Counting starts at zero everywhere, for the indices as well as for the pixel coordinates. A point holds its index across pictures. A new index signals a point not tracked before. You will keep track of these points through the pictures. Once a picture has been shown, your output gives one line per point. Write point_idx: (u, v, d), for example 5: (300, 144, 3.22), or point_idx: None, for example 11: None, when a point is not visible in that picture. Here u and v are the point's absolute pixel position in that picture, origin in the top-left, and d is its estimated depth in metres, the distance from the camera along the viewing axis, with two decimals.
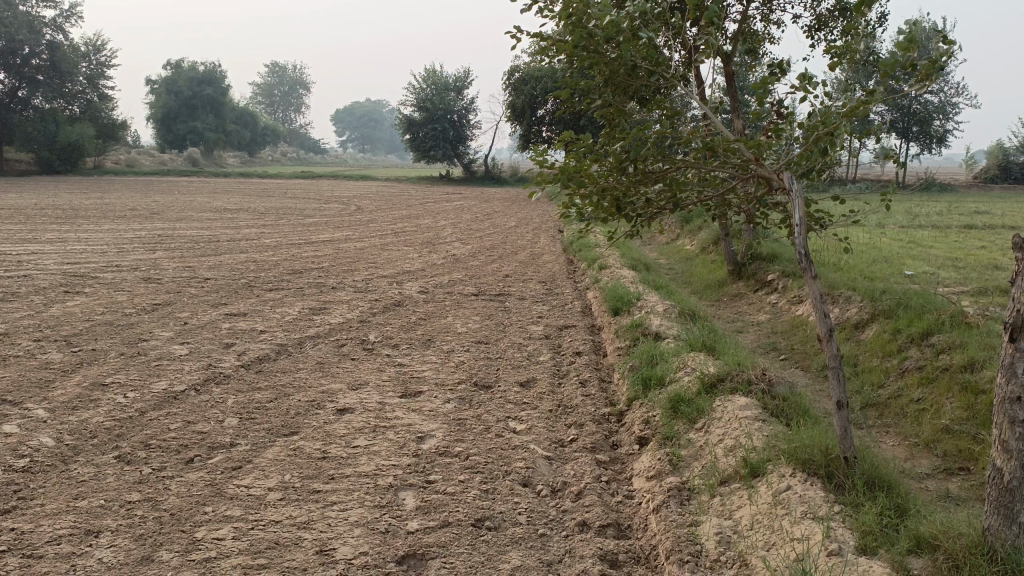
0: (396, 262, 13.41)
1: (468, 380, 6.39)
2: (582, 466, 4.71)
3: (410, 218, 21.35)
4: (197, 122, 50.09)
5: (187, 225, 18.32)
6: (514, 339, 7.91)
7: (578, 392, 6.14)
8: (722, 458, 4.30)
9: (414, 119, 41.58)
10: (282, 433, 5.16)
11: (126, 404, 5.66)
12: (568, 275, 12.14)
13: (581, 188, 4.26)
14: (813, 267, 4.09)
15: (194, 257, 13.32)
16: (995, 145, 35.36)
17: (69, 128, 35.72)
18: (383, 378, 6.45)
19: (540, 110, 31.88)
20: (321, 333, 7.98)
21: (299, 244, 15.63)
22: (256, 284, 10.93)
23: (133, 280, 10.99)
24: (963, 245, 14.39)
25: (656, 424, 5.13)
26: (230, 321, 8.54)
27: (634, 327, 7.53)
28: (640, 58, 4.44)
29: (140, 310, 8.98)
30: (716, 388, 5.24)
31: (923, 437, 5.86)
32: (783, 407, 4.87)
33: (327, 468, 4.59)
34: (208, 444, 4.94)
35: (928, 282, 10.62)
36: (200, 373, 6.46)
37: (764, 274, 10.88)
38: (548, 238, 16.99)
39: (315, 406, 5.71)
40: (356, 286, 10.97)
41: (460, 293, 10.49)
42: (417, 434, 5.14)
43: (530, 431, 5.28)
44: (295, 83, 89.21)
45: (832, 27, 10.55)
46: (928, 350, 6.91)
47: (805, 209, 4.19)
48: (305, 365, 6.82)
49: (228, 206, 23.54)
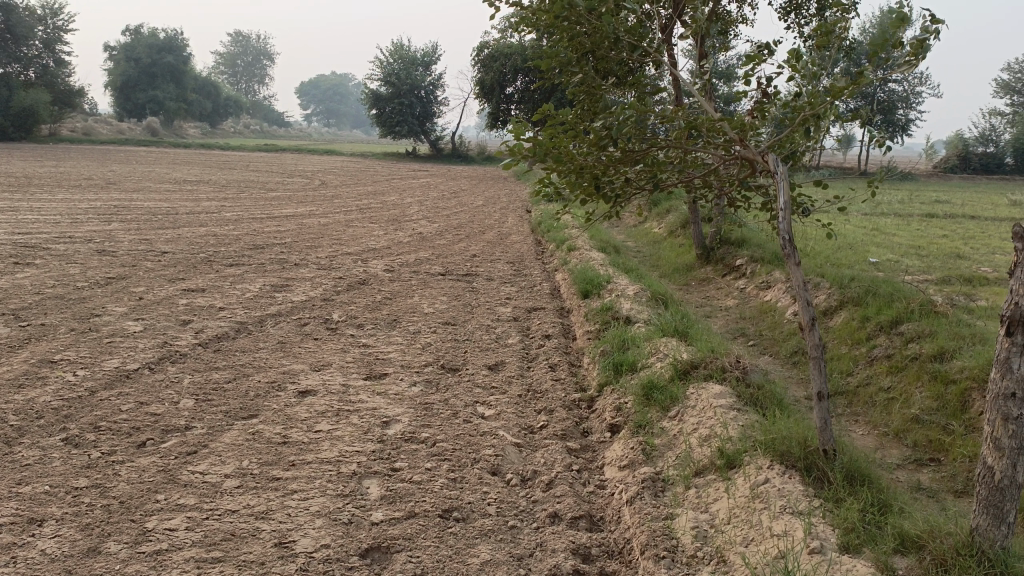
0: (360, 239, 13.13)
1: (435, 362, 6.22)
2: (552, 454, 4.58)
3: (375, 195, 21.02)
4: (157, 91, 48.83)
5: (145, 196, 17.81)
6: (482, 320, 7.75)
7: (548, 376, 6.00)
8: (696, 448, 4.18)
9: (381, 93, 40.97)
10: (240, 416, 4.95)
11: (75, 383, 5.39)
12: (536, 256, 11.98)
13: (559, 165, 4.08)
14: (797, 253, 3.96)
15: (151, 230, 12.92)
16: (955, 136, 35.87)
17: (23, 93, 34.54)
18: (347, 359, 6.25)
19: (509, 88, 31.57)
20: (283, 311, 7.74)
21: (261, 219, 15.26)
22: (216, 259, 10.60)
23: (87, 252, 10.59)
24: (925, 234, 14.51)
25: (628, 411, 5.01)
26: (188, 297, 8.25)
27: (604, 310, 7.41)
28: (621, 31, 4.32)
29: (93, 284, 8.65)
30: (689, 375, 5.13)
31: (893, 427, 5.83)
32: (757, 395, 4.78)
33: (287, 454, 4.39)
34: (161, 427, 4.71)
35: (893, 270, 10.65)
36: (154, 351, 6.20)
37: (732, 258, 10.84)
38: (516, 218, 16.81)
39: (275, 387, 5.49)
40: (319, 263, 10.70)
41: (427, 272, 10.29)
42: (382, 418, 4.97)
43: (499, 416, 5.13)
44: (258, 53, 87.55)
45: (806, 9, 10.42)
46: (897, 338, 6.88)
47: (790, 192, 4.07)
48: (266, 344, 6.59)
49: (188, 178, 22.95)
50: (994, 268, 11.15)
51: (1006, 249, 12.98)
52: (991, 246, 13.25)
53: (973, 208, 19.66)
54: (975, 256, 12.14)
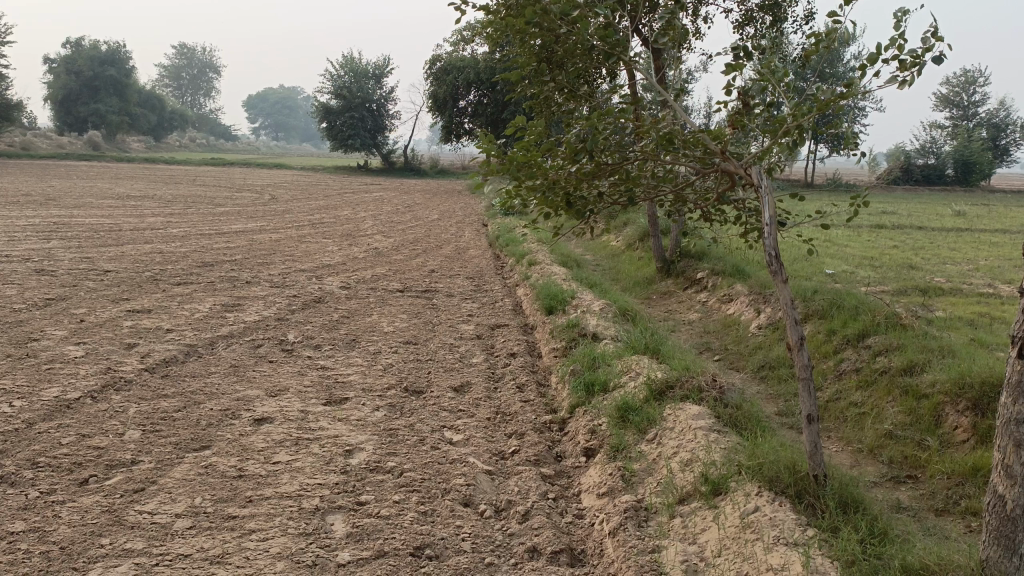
0: (314, 255, 12.79)
1: (398, 385, 5.96)
2: (526, 481, 4.37)
3: (328, 210, 20.62)
4: (99, 104, 47.58)
5: (87, 212, 17.20)
6: (444, 339, 7.51)
7: (516, 397, 5.79)
8: (679, 473, 4.00)
9: (332, 107, 40.42)
10: (191, 448, 4.63)
11: (11, 415, 5.00)
12: (496, 271, 11.79)
13: (531, 179, 3.85)
14: (783, 270, 3.82)
15: (93, 248, 12.39)
16: (897, 148, 36.68)
17: None
18: (305, 383, 5.94)
19: (462, 102, 31.37)
20: (235, 332, 7.40)
21: (209, 235, 14.81)
22: (163, 278, 10.18)
23: (25, 272, 10.09)
24: (877, 245, 14.64)
25: (603, 433, 4.81)
26: (134, 318, 7.85)
27: (570, 326, 7.24)
28: (597, 38, 4.13)
29: (31, 306, 8.18)
30: (665, 396, 4.96)
31: (867, 443, 5.74)
32: (736, 416, 4.63)
33: (244, 489, 4.10)
34: (105, 462, 4.37)
35: (851, 281, 10.70)
36: (97, 378, 5.83)
37: (693, 272, 10.77)
38: (473, 232, 16.63)
39: (229, 415, 5.17)
40: (273, 281, 10.33)
41: (385, 289, 10.02)
42: (345, 447, 4.70)
43: (468, 442, 4.90)
44: (204, 66, 86.22)
45: (761, 22, 10.42)
46: (865, 352, 6.81)
47: (775, 209, 3.93)
48: (217, 368, 6.26)
49: (133, 193, 22.26)
50: (948, 278, 11.27)
51: (957, 260, 13.13)
52: (942, 257, 13.44)
53: (920, 219, 20.06)
54: (927, 266, 12.28)
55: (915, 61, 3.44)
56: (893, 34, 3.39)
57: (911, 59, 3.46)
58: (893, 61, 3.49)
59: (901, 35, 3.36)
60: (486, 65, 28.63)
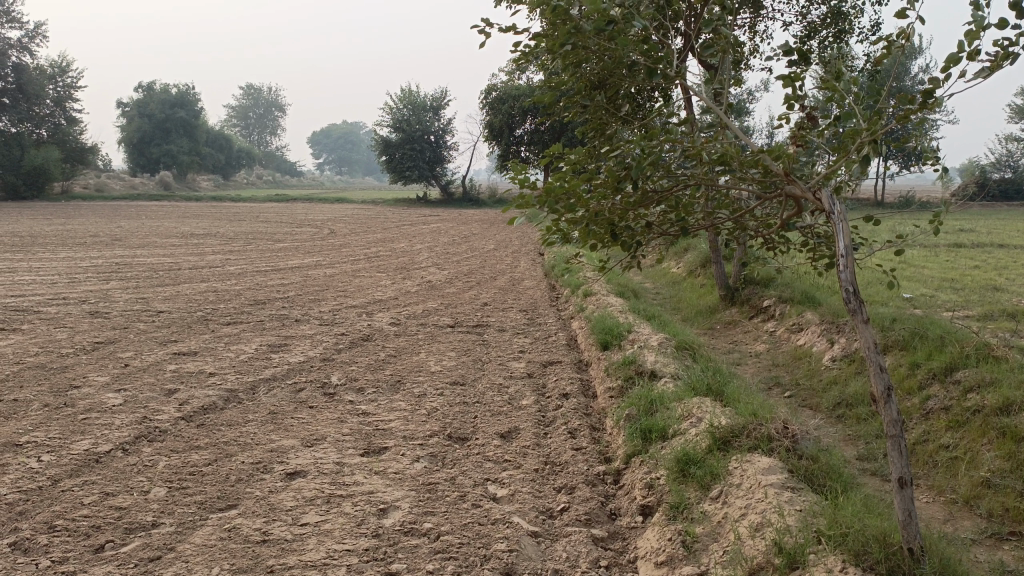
0: (367, 290, 12.60)
1: (442, 432, 5.58)
2: (576, 546, 3.93)
3: (385, 242, 20.57)
4: (169, 145, 49.00)
5: (149, 252, 17.41)
6: (493, 378, 7.13)
7: (568, 445, 5.36)
8: (748, 540, 3.51)
9: (391, 140, 40.82)
10: (217, 507, 4.33)
11: (37, 471, 4.78)
12: (550, 303, 11.39)
13: (571, 212, 3.48)
14: (863, 307, 3.22)
15: (149, 288, 12.41)
16: (970, 163, 35.16)
17: (35, 152, 34.40)
18: (344, 431, 5.61)
19: (518, 130, 31.31)
20: (278, 375, 7.15)
21: (265, 271, 14.78)
22: (213, 318, 10.07)
23: (79, 314, 10.08)
24: (956, 265, 13.77)
25: (661, 489, 4.34)
26: (177, 361, 7.68)
27: (627, 363, 6.78)
28: (636, 54, 3.71)
29: (79, 350, 8.09)
30: (730, 445, 4.46)
31: (962, 493, 5.15)
32: (812, 470, 4.10)
33: (266, 557, 3.76)
34: (125, 525, 4.08)
35: (931, 307, 9.95)
36: (132, 428, 5.60)
37: (759, 299, 10.20)
38: (529, 262, 16.29)
39: (261, 469, 4.86)
40: (322, 318, 10.13)
41: (435, 324, 9.72)
42: (379, 506, 4.33)
43: (513, 498, 4.49)
44: (269, 105, 88.68)
45: (824, 34, 9.85)
46: (954, 388, 6.18)
47: (849, 236, 3.33)
48: (255, 416, 5.99)
49: (196, 231, 22.57)
50: None
51: None
52: None
53: (998, 235, 18.99)
54: (1013, 287, 11.42)
55: (1005, 54, 2.93)
56: (979, 23, 2.88)
57: (1002, 51, 2.94)
58: (979, 56, 2.98)
59: (985, 26, 2.87)
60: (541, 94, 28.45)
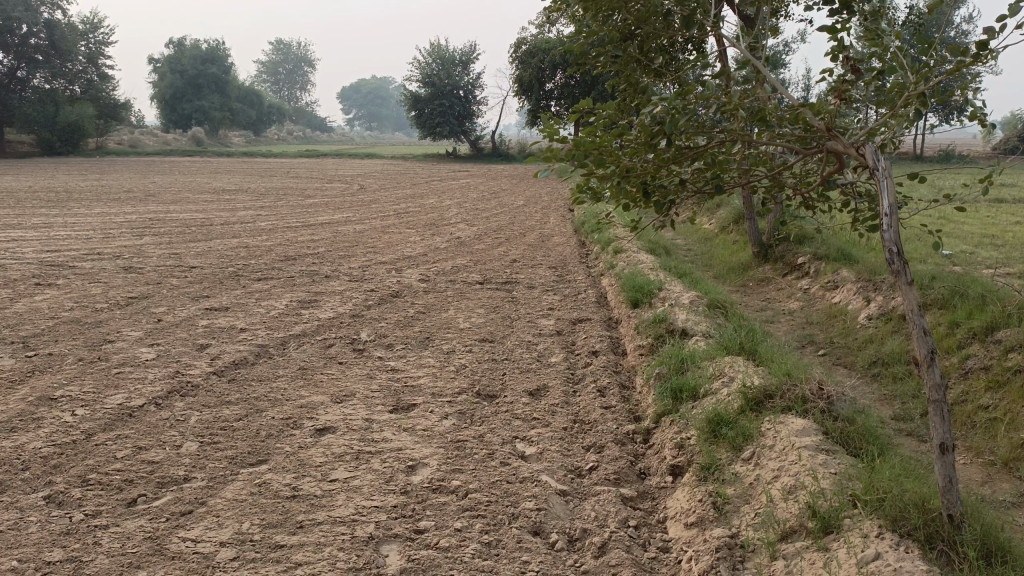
0: (397, 246, 12.57)
1: (470, 389, 5.56)
2: (605, 506, 3.90)
3: (414, 198, 20.48)
4: (201, 101, 49.06)
5: (181, 207, 17.51)
6: (522, 335, 7.09)
7: (597, 403, 5.32)
8: (781, 503, 3.45)
9: (420, 95, 40.43)
10: (247, 463, 4.35)
11: (71, 425, 4.84)
12: (580, 259, 11.29)
13: (601, 168, 3.37)
14: (907, 268, 3.08)
15: (182, 244, 12.48)
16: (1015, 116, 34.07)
17: (68, 109, 34.60)
18: (373, 387, 5.61)
19: (549, 84, 30.80)
20: (308, 331, 7.17)
21: (295, 227, 14.79)
22: (244, 273, 10.10)
23: (113, 270, 10.17)
24: (998, 221, 13.40)
25: (692, 449, 4.28)
26: (209, 317, 7.72)
27: (657, 321, 6.69)
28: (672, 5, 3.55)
29: (112, 305, 8.17)
30: (763, 406, 4.38)
31: (1000, 455, 5.04)
32: (848, 432, 4.01)
33: (295, 513, 3.78)
34: (157, 480, 4.13)
35: (971, 264, 9.70)
36: (164, 383, 5.65)
37: (793, 256, 10.02)
38: (559, 218, 16.14)
39: (290, 425, 4.88)
40: (352, 275, 10.11)
41: (464, 281, 9.68)
42: (407, 462, 4.33)
43: (542, 456, 4.46)
44: (299, 60, 88.31)
45: None
46: (995, 348, 6.02)
47: (893, 194, 3.15)
48: (285, 371, 6.01)
49: (227, 187, 22.63)
50: None
51: None
52: None
53: None
54: None
55: None
56: None
57: None
58: None
59: None
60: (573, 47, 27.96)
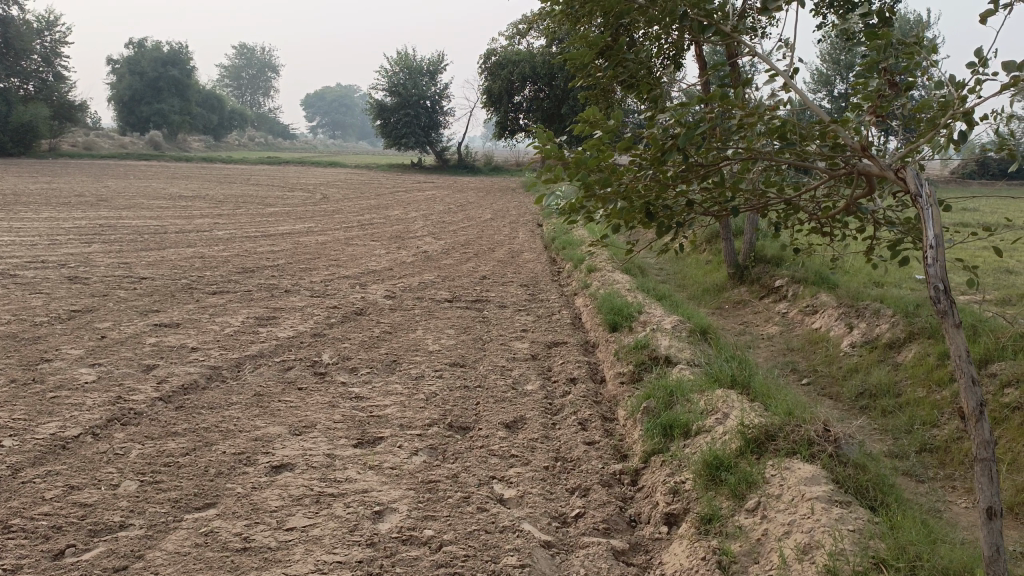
0: (360, 259, 12.10)
1: (441, 421, 5.14)
2: (595, 561, 3.52)
3: (379, 209, 20.02)
4: (161, 104, 47.91)
5: (135, 214, 16.82)
6: (495, 359, 6.69)
7: (580, 439, 4.93)
8: (796, 565, 3.09)
9: (386, 104, 39.98)
10: (193, 506, 3.88)
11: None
12: (552, 277, 10.93)
13: (602, 186, 2.97)
14: (954, 308, 2.75)
15: (134, 253, 11.87)
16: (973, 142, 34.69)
17: (22, 109, 33.40)
18: (336, 418, 5.16)
19: (517, 96, 30.49)
20: (265, 352, 6.68)
21: (254, 237, 14.23)
22: (199, 286, 9.55)
23: (57, 280, 9.56)
24: (968, 244, 13.33)
25: (688, 496, 3.92)
26: (158, 334, 7.19)
27: (639, 347, 6.33)
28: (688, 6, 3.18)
29: (54, 319, 7.59)
30: (764, 448, 4.03)
31: (1004, 499, 4.75)
32: (861, 481, 3.67)
33: (247, 568, 3.33)
34: (88, 527, 3.64)
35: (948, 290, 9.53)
36: (103, 410, 5.14)
37: (770, 279, 9.78)
38: (528, 233, 15.80)
39: (243, 461, 4.42)
40: (313, 289, 9.62)
41: (432, 298, 9.24)
42: (374, 507, 3.90)
43: (522, 500, 4.06)
44: (263, 66, 87.19)
45: None
46: (990, 381, 5.75)
47: (938, 224, 2.81)
48: (240, 398, 5.53)
49: (185, 193, 21.94)
50: None
51: None
52: None
53: (1004, 207, 18.56)
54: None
55: None
56: None
57: None
58: None
59: None
60: (543, 61, 27.74)
